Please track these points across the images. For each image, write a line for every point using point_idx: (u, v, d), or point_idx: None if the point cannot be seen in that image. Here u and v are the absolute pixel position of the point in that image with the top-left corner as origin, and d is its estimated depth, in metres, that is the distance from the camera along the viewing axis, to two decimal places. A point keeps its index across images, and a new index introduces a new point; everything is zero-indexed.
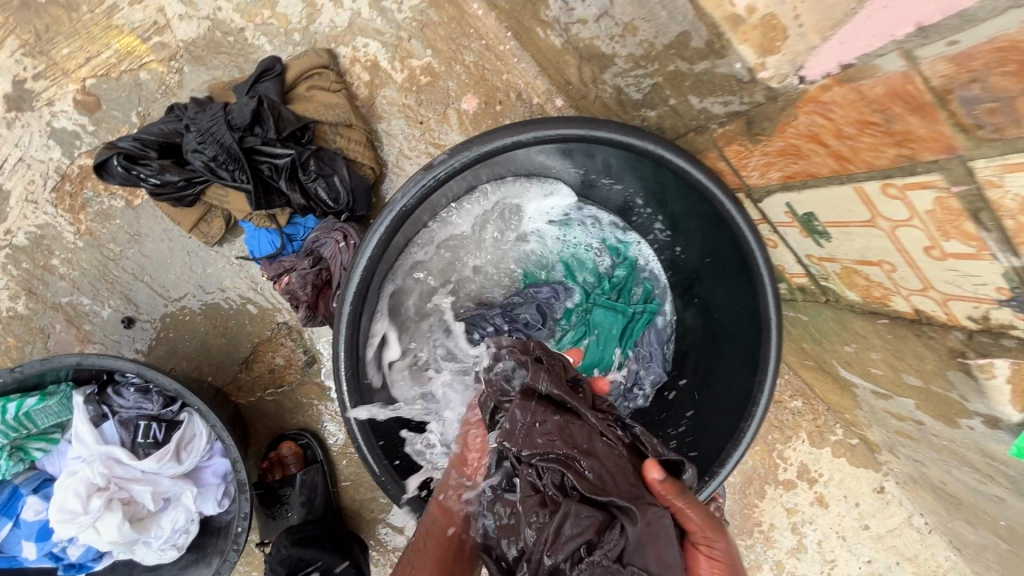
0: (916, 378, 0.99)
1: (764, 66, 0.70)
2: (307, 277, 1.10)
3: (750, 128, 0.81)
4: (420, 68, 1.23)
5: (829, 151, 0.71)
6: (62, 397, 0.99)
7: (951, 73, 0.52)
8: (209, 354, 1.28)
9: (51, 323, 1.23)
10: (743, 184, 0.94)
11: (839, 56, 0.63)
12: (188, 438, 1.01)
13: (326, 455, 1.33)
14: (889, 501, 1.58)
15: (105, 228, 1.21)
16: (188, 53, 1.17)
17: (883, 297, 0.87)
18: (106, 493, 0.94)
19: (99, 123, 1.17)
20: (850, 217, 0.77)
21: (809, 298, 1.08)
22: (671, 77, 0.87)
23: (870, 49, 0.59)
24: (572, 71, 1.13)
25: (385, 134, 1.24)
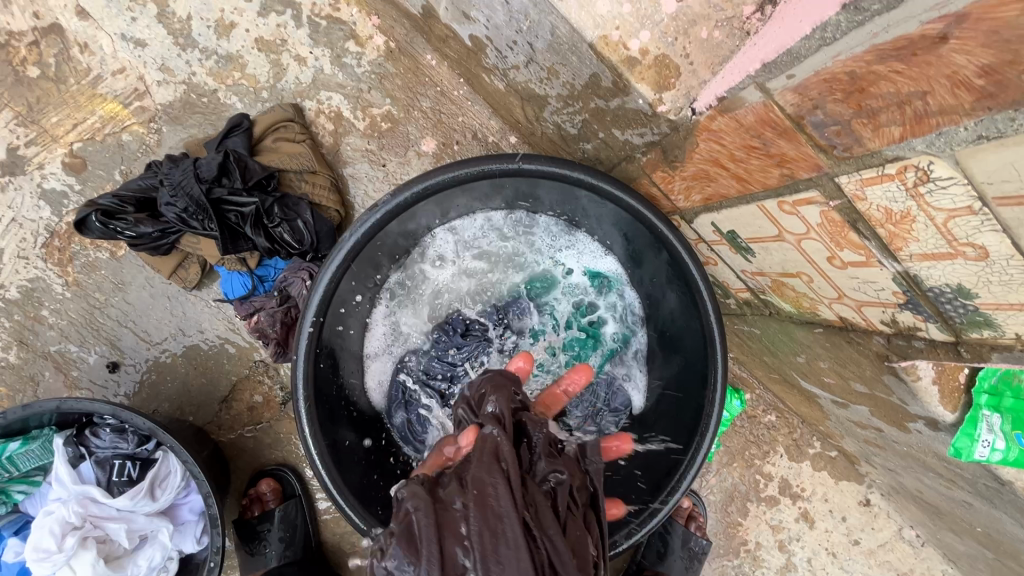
0: (862, 385, 1.01)
1: (662, 101, 0.76)
2: (274, 315, 1.17)
3: (666, 156, 0.87)
4: (380, 116, 1.32)
5: (730, 173, 0.76)
6: (45, 440, 1.03)
7: (799, 102, 0.58)
8: (190, 394, 1.34)
9: (41, 371, 1.29)
10: (675, 207, 1.00)
11: (714, 91, 0.71)
12: (162, 475, 1.06)
13: (304, 490, 1.36)
14: (878, 514, 1.56)
15: (90, 279, 1.29)
16: (165, 114, 1.27)
17: (812, 307, 0.90)
18: (81, 532, 0.98)
19: (85, 183, 1.26)
20: (763, 233, 0.82)
21: (755, 312, 1.12)
22: (595, 112, 0.94)
23: (732, 85, 0.67)
24: (518, 111, 1.20)
25: (350, 178, 1.32)
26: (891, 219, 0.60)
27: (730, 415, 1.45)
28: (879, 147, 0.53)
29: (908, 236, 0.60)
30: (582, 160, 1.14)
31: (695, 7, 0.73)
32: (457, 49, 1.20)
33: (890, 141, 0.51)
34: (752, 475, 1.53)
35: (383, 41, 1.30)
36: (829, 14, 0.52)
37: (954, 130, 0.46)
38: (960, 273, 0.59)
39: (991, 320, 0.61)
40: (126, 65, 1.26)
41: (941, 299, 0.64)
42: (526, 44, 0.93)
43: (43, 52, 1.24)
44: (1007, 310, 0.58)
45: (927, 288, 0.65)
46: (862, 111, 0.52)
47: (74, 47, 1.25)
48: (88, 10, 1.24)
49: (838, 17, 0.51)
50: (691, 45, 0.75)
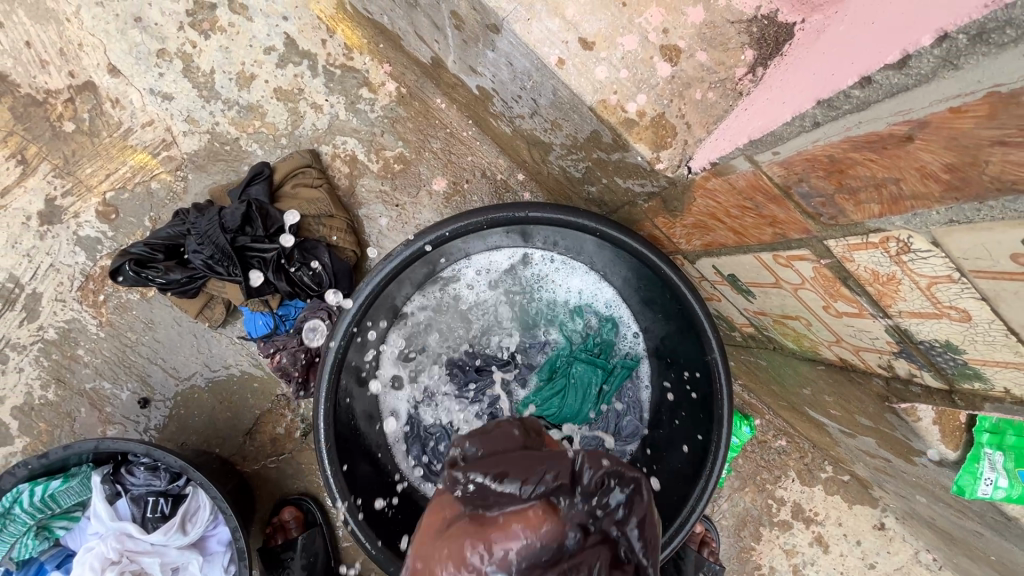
0: (867, 419, 1.02)
1: (659, 159, 0.80)
2: (296, 353, 1.24)
3: (666, 204, 0.90)
4: (393, 158, 1.37)
5: (727, 226, 0.80)
6: (83, 477, 1.10)
7: (786, 174, 0.61)
8: (216, 427, 1.40)
9: (77, 407, 1.37)
10: (677, 249, 1.03)
11: (707, 157, 0.74)
12: (192, 509, 1.12)
13: (324, 518, 1.41)
14: (893, 537, 1.56)
15: (123, 319, 1.36)
16: (191, 163, 1.35)
17: (813, 347, 0.93)
18: (118, 567, 1.04)
19: (117, 229, 1.34)
20: (762, 280, 0.85)
21: (760, 346, 1.14)
22: (598, 162, 0.98)
23: (719, 153, 0.70)
24: (524, 153, 1.25)
25: (366, 218, 1.37)
26: (878, 279, 0.62)
27: (741, 441, 1.47)
28: (861, 219, 0.56)
29: (895, 295, 0.62)
30: (587, 201, 1.18)
31: (689, 71, 0.77)
32: (465, 95, 1.25)
33: (871, 215, 0.55)
34: (764, 500, 1.54)
35: (394, 87, 1.36)
36: (807, 107, 0.55)
37: (928, 213, 0.49)
38: (948, 330, 0.61)
39: (981, 373, 0.64)
40: (154, 118, 1.34)
41: (932, 351, 0.67)
42: (530, 99, 0.97)
43: (78, 108, 1.32)
44: (994, 366, 0.61)
45: (918, 341, 0.67)
46: (843, 188, 0.55)
47: (107, 103, 1.33)
48: (119, 68, 1.32)
49: (814, 111, 0.54)
50: (686, 106, 0.78)
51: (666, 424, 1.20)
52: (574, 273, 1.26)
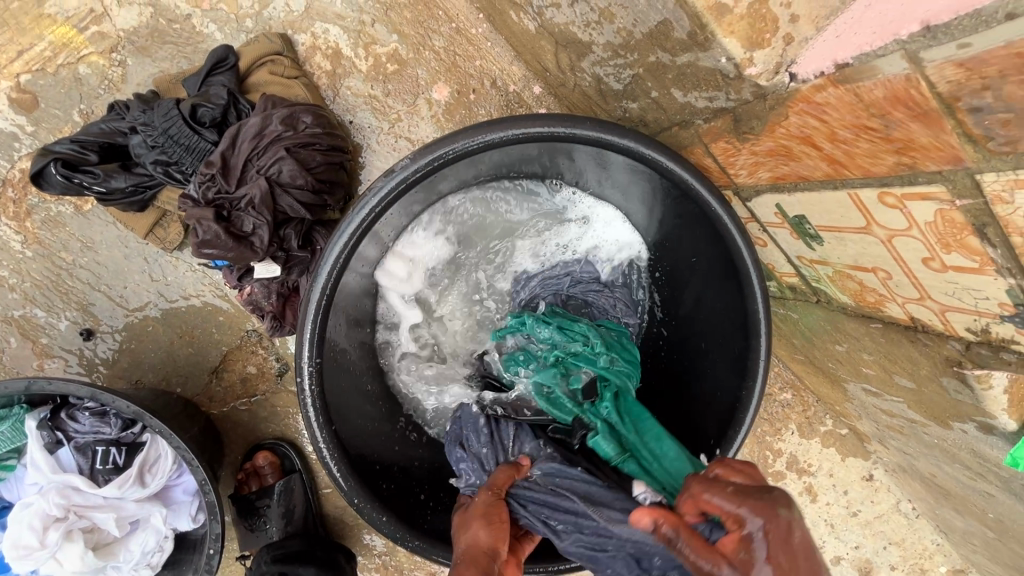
0: (907, 380, 0.95)
1: (751, 61, 0.63)
2: (270, 286, 1.02)
3: (737, 125, 0.74)
4: (385, 56, 1.14)
5: (822, 154, 0.65)
6: (15, 421, 0.92)
7: (962, 79, 0.46)
8: (177, 365, 1.22)
9: (4, 337, 1.16)
10: (731, 182, 0.88)
11: (835, 52, 0.56)
12: (151, 459, 0.97)
13: (304, 464, 1.29)
14: (878, 488, 1.58)
15: (54, 236, 1.14)
16: (130, 43, 1.08)
17: (877, 303, 0.82)
18: (64, 525, 0.89)
19: (38, 124, 1.08)
20: (844, 222, 0.72)
21: (799, 298, 1.04)
22: (652, 68, 0.80)
23: (867, 49, 0.53)
24: (548, 57, 1.04)
25: (352, 129, 1.16)
26: None
27: None
28: None
29: None
30: (620, 121, 1.00)
31: None
32: None
33: None
34: (760, 451, 1.52)
35: None
36: None
37: None
38: None
39: None
40: None
41: None
42: None
43: None
44: None
45: None
46: None
47: None
48: None
49: None
50: None
51: (663, 381, 1.09)
52: (590, 217, 1.05)
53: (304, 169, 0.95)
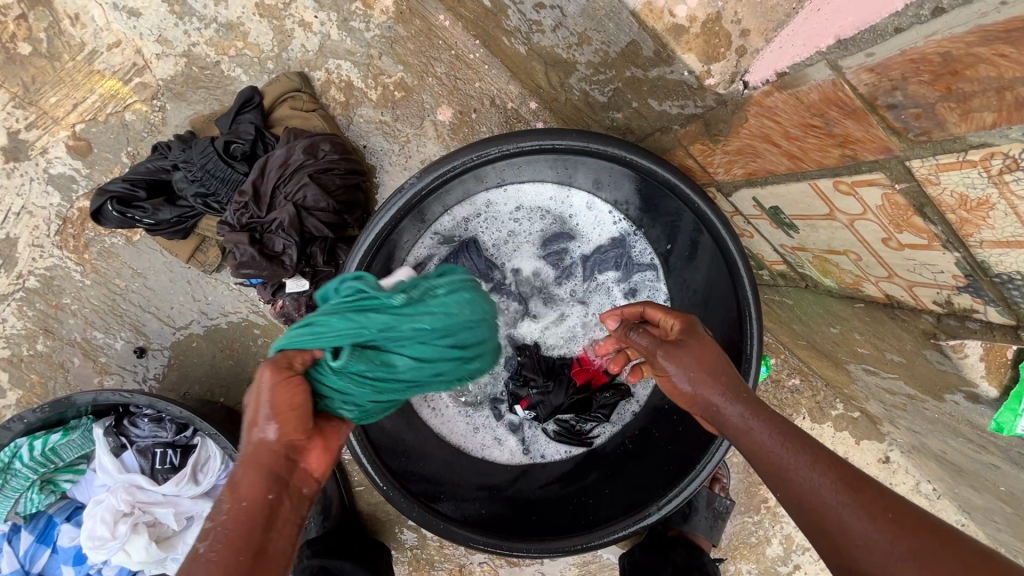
0: (897, 355, 0.99)
1: (710, 73, 0.71)
2: (299, 299, 1.12)
3: (708, 129, 0.81)
4: (392, 85, 1.24)
5: (782, 151, 0.72)
6: (84, 430, 1.05)
7: (875, 82, 0.54)
8: (219, 377, 1.34)
9: (69, 358, 1.30)
10: (712, 180, 0.95)
11: (774, 63, 0.65)
12: (203, 460, 1.08)
13: (336, 464, 1.39)
14: (896, 470, 1.60)
15: (108, 265, 1.27)
16: (168, 90, 1.21)
17: (856, 284, 0.88)
18: (130, 519, 1.02)
19: (93, 166, 1.22)
20: (811, 210, 0.78)
21: (789, 284, 1.09)
22: (629, 82, 0.88)
23: (798, 59, 0.61)
24: (540, 76, 1.13)
25: (368, 152, 1.27)
26: (964, 205, 0.56)
27: None
28: (964, 133, 0.49)
29: (981, 222, 0.56)
30: (609, 129, 1.08)
31: None
32: (473, 9, 1.11)
33: (979, 127, 0.48)
34: None
35: (391, 1, 1.21)
36: None
37: None
38: None
39: None
40: (121, 38, 1.19)
41: (1007, 284, 0.62)
42: (556, 8, 0.85)
43: (32, 26, 1.17)
44: None
45: (994, 274, 0.62)
46: (952, 94, 0.48)
47: (66, 20, 1.17)
48: None
49: None
50: (745, 9, 0.68)
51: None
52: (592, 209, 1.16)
53: (327, 191, 1.06)
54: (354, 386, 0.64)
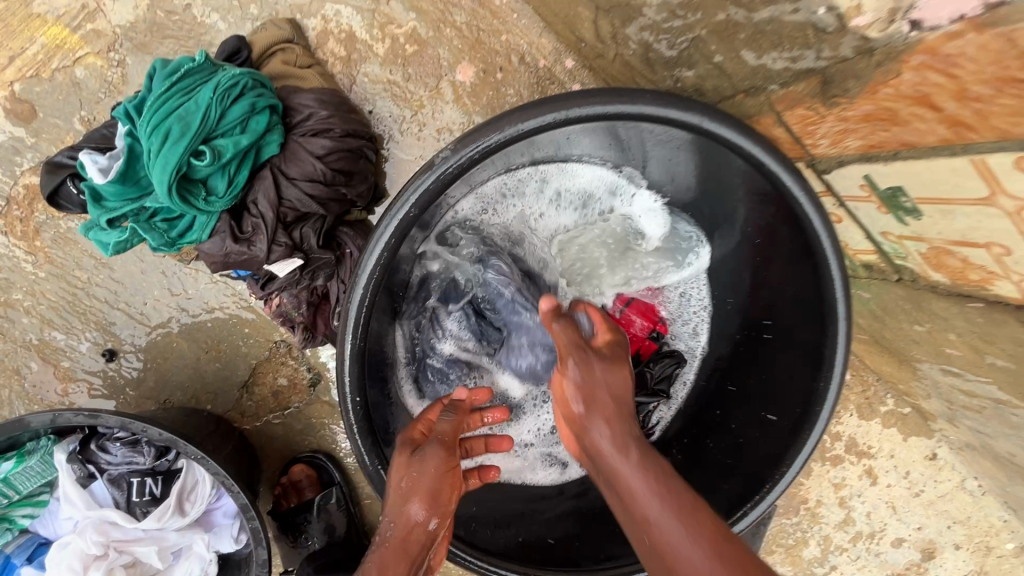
0: (1005, 361, 0.85)
1: (858, 10, 0.54)
2: (299, 295, 0.95)
3: (826, 88, 0.64)
4: (403, 36, 1.04)
5: (943, 115, 0.55)
6: (43, 454, 0.87)
7: None
8: (205, 382, 1.16)
9: (25, 363, 1.11)
10: (806, 153, 0.78)
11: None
12: (189, 487, 0.91)
13: (342, 476, 1.24)
14: (942, 467, 1.50)
15: (66, 254, 1.07)
16: (128, 41, 0.99)
17: (983, 281, 0.73)
18: (105, 562, 0.85)
19: (39, 135, 1.01)
20: (958, 193, 0.62)
21: (875, 276, 0.94)
22: (719, 28, 0.70)
23: None
24: (585, 25, 0.94)
25: (374, 119, 1.07)
26: None
27: None
28: None
29: None
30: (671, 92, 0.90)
31: None
32: None
33: None
34: None
35: None
36: None
37: None
38: None
39: None
40: None
41: None
42: None
43: None
44: None
45: None
46: None
47: None
48: None
49: None
50: None
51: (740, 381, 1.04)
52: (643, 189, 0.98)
53: (314, 156, 0.88)
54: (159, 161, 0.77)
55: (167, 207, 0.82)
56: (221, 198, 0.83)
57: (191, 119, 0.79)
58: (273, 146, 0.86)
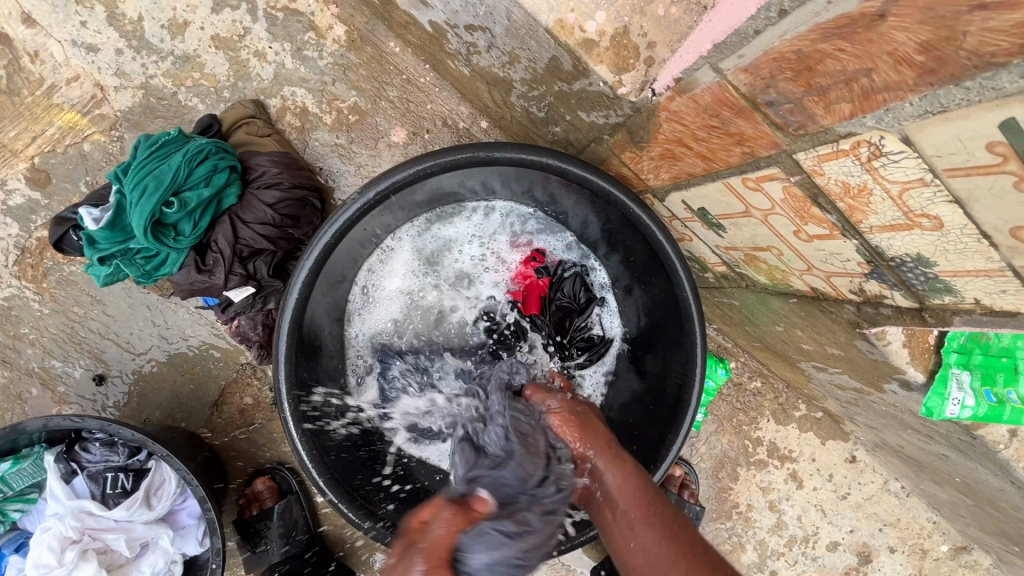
0: (836, 349, 1.02)
1: (623, 82, 0.76)
2: (255, 318, 1.14)
3: (631, 136, 0.86)
4: (347, 109, 1.29)
5: (695, 152, 0.76)
6: (36, 458, 1.05)
7: (752, 81, 0.58)
8: (181, 402, 1.34)
9: (27, 388, 1.29)
10: (646, 186, 0.99)
11: (670, 72, 0.70)
12: (156, 484, 1.08)
13: (300, 485, 1.39)
14: (864, 469, 1.61)
15: (67, 293, 1.28)
16: (127, 121, 1.24)
17: (785, 279, 0.92)
18: (79, 545, 1.00)
19: (51, 196, 1.24)
20: (732, 208, 0.82)
21: (733, 285, 1.13)
22: (559, 95, 0.92)
23: (687, 66, 0.66)
24: (485, 95, 1.19)
25: (324, 174, 1.31)
26: (849, 193, 0.60)
27: (715, 384, 1.49)
28: (831, 124, 0.53)
29: (866, 208, 0.60)
30: (552, 143, 1.13)
31: None
32: (419, 35, 1.17)
33: (841, 118, 0.52)
34: (740, 441, 1.57)
35: (343, 31, 1.26)
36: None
37: (901, 106, 0.46)
38: (919, 242, 0.59)
39: (952, 286, 0.62)
40: (79, 72, 1.23)
41: (902, 267, 0.65)
42: (485, 29, 0.90)
43: None
44: (965, 276, 0.59)
45: (889, 258, 0.65)
46: (812, 89, 0.52)
47: (25, 57, 1.21)
48: (34, 16, 1.20)
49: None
50: (648, 23, 0.73)
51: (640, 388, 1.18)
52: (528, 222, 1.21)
53: (265, 205, 1.11)
54: (138, 208, 0.99)
55: (146, 247, 1.03)
56: (188, 237, 1.04)
57: (166, 175, 1.01)
58: (231, 199, 1.08)
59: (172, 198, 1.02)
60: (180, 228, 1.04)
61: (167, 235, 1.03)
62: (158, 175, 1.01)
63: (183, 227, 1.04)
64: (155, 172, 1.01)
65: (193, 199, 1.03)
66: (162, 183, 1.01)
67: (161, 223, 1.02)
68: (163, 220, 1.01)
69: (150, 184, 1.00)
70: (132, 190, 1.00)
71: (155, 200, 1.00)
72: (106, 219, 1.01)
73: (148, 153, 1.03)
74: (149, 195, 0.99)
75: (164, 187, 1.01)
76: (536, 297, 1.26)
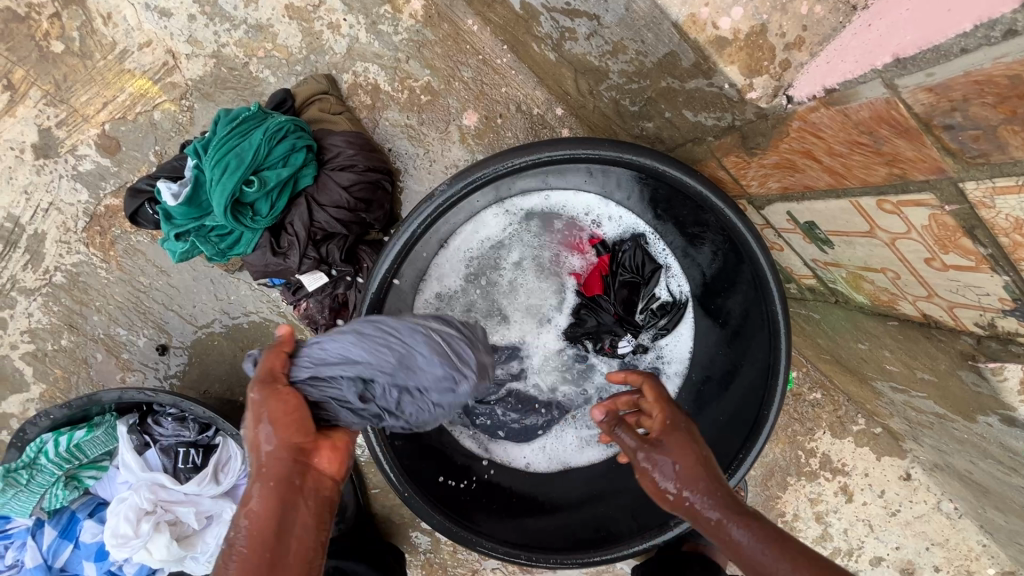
0: (928, 375, 0.97)
1: (753, 86, 0.70)
2: (323, 302, 1.13)
3: (745, 142, 0.80)
4: (419, 89, 1.24)
5: (823, 166, 0.71)
6: (108, 426, 1.06)
7: (933, 102, 0.53)
8: (239, 376, 1.35)
9: (93, 353, 1.31)
10: (744, 192, 0.94)
11: (822, 79, 0.64)
12: (224, 460, 1.09)
13: (353, 465, 1.40)
14: (917, 487, 1.57)
15: (134, 262, 1.28)
16: (197, 91, 1.22)
17: (891, 302, 0.87)
18: (153, 517, 1.02)
19: (120, 164, 1.23)
20: (850, 227, 0.77)
21: (819, 298, 1.08)
22: (664, 92, 0.88)
23: (851, 75, 0.60)
24: (568, 83, 1.13)
25: (392, 155, 1.27)
26: (1020, 229, 0.54)
27: None
28: None
29: None
30: (638, 138, 1.07)
31: None
32: (504, 15, 1.11)
33: None
34: (793, 451, 1.54)
35: (421, 6, 1.20)
36: (1004, 12, 0.46)
37: None
38: None
39: None
40: (152, 38, 1.20)
41: None
42: (592, 16, 0.85)
43: (65, 25, 1.19)
44: None
45: None
46: (1016, 117, 0.47)
47: (98, 19, 1.19)
48: None
49: (1016, 15, 0.45)
50: (789, 22, 0.67)
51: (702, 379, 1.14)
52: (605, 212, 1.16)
53: (339, 187, 1.08)
54: (216, 185, 0.97)
55: (221, 225, 1.02)
56: (263, 218, 1.03)
57: (245, 153, 0.99)
58: (307, 179, 1.06)
59: (250, 176, 0.99)
60: (255, 206, 1.02)
61: (242, 214, 1.01)
62: (238, 151, 0.99)
63: (259, 207, 1.02)
64: (234, 146, 0.99)
65: (269, 179, 1.01)
66: (240, 160, 0.98)
67: (236, 201, 1.00)
68: (239, 199, 1.00)
69: (229, 160, 0.98)
70: (211, 165, 0.98)
71: (234, 177, 0.98)
72: (183, 193, 0.99)
73: (227, 126, 1.01)
74: (228, 170, 0.97)
75: (243, 164, 0.99)
76: (597, 277, 1.19)
